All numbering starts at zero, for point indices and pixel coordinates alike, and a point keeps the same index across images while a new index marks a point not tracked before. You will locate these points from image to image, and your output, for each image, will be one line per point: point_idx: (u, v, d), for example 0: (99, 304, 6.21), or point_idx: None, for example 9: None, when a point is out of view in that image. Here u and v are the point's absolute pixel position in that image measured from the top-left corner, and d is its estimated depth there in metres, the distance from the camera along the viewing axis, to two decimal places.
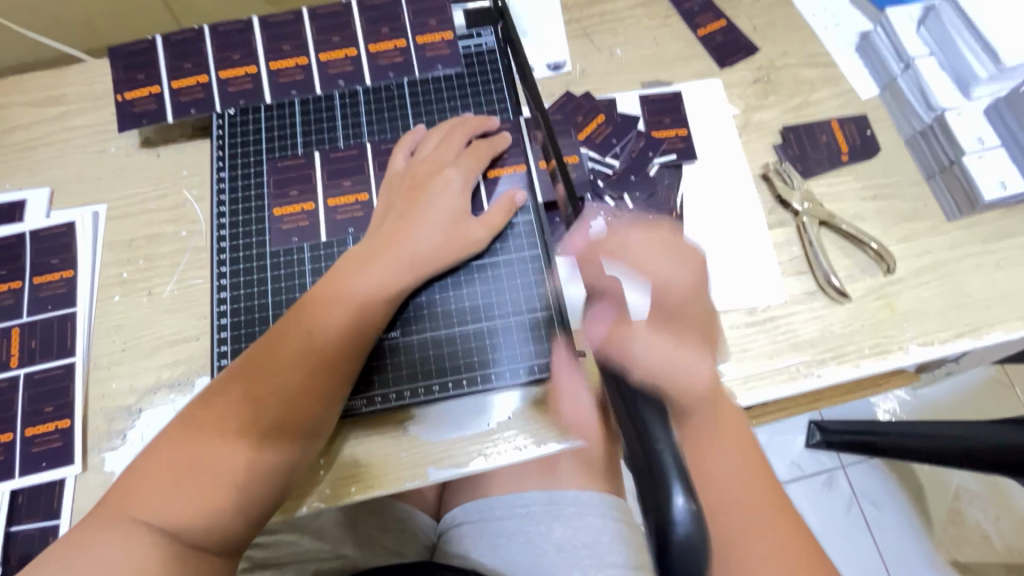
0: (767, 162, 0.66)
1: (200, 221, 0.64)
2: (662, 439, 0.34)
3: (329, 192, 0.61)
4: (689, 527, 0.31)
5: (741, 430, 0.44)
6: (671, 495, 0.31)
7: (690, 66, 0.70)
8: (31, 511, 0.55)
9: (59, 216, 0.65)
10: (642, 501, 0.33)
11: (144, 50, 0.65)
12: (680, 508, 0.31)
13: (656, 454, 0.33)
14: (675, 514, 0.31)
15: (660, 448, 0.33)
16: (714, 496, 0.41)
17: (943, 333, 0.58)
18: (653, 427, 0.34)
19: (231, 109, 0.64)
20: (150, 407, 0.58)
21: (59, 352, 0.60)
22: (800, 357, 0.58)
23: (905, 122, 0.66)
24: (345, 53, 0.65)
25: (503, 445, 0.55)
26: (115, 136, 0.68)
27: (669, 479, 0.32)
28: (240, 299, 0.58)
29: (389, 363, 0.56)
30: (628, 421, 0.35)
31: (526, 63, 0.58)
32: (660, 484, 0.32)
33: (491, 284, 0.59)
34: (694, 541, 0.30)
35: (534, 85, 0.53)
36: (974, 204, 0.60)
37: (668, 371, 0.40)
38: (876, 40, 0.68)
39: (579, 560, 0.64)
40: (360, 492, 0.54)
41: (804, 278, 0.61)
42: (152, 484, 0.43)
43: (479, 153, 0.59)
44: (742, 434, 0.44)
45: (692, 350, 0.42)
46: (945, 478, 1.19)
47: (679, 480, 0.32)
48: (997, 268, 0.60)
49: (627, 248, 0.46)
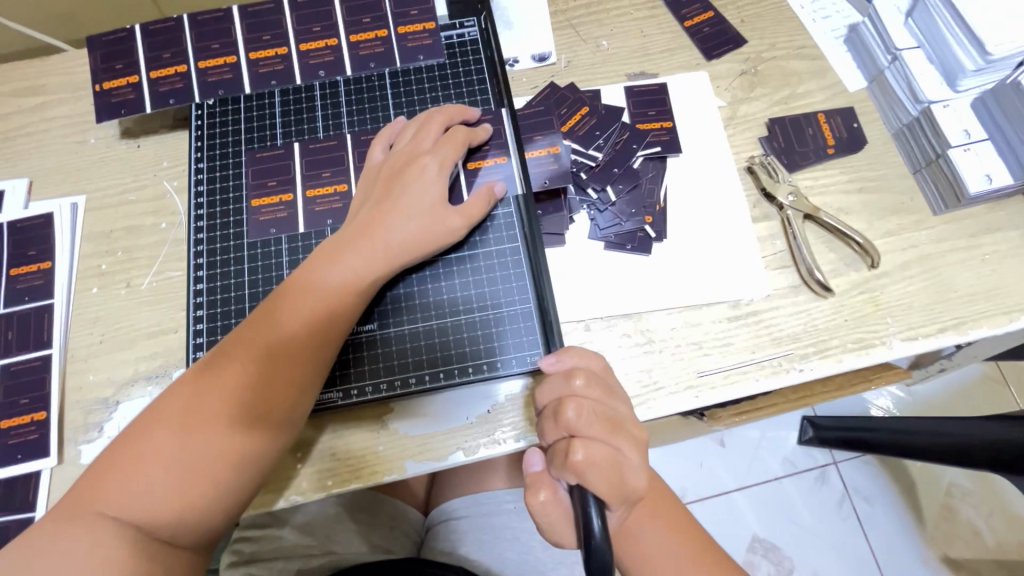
0: (752, 155, 0.65)
1: (179, 212, 0.63)
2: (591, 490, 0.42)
3: (309, 183, 0.61)
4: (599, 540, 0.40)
5: (664, 497, 0.54)
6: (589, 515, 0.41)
7: (676, 57, 0.70)
8: (5, 504, 0.54)
9: (36, 207, 0.64)
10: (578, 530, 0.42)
11: (122, 39, 0.64)
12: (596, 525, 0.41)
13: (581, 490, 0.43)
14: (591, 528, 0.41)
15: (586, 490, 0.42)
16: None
17: (928, 328, 0.58)
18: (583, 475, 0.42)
19: (210, 99, 0.64)
20: (127, 399, 0.57)
21: (36, 344, 0.59)
22: (783, 351, 0.57)
23: (893, 115, 0.65)
24: (326, 43, 0.64)
25: (482, 439, 0.55)
26: (95, 126, 0.67)
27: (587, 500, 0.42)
28: (217, 291, 0.58)
29: (366, 356, 0.56)
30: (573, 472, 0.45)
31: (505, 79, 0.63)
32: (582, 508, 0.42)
33: (470, 277, 0.58)
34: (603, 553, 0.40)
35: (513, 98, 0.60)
36: (959, 198, 0.60)
37: (609, 475, 0.43)
38: (864, 31, 0.67)
39: (565, 556, 0.66)
40: (338, 486, 0.54)
41: (788, 272, 0.60)
42: (120, 478, 0.44)
43: (457, 141, 0.58)
44: (665, 499, 0.54)
45: (630, 473, 0.45)
46: (937, 475, 1.19)
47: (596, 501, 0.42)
48: (984, 262, 0.60)
49: (577, 404, 0.45)
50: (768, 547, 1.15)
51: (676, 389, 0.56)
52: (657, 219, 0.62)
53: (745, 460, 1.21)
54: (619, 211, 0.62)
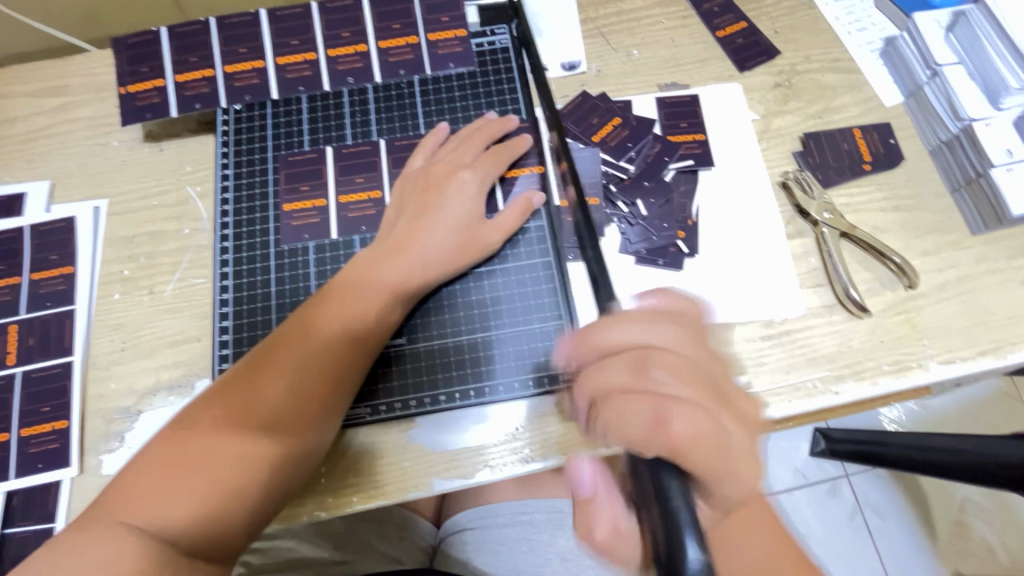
0: (786, 170, 0.64)
1: (203, 218, 0.62)
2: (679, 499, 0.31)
3: (339, 189, 0.60)
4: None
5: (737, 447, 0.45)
6: (684, 549, 0.29)
7: (708, 69, 0.68)
8: (26, 513, 0.54)
9: (59, 211, 0.63)
10: (656, 554, 0.31)
11: (149, 42, 0.63)
12: (695, 560, 0.29)
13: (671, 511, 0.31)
14: (686, 566, 0.29)
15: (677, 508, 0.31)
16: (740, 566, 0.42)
17: (965, 351, 0.56)
18: (660, 457, 0.33)
19: (237, 104, 0.63)
20: (148, 409, 0.57)
21: (57, 351, 0.58)
22: (817, 372, 0.56)
23: (931, 132, 0.63)
24: (355, 49, 0.63)
25: (510, 456, 0.53)
26: (118, 129, 0.66)
27: (682, 534, 0.30)
28: (244, 301, 0.57)
29: (395, 371, 0.55)
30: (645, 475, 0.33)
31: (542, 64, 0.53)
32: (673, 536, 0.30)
33: (500, 291, 0.57)
34: None
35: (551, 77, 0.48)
36: (1000, 219, 0.58)
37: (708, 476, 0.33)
38: (902, 46, 0.66)
39: (582, 570, 0.64)
40: (361, 502, 0.53)
41: (822, 291, 0.59)
42: (144, 488, 0.42)
43: (498, 158, 0.58)
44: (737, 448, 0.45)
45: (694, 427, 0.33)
46: (951, 489, 1.18)
47: (693, 531, 0.30)
48: (1023, 284, 0.58)
49: (660, 360, 0.36)
50: None
51: None
52: (690, 234, 0.61)
53: None
54: (650, 225, 0.61)
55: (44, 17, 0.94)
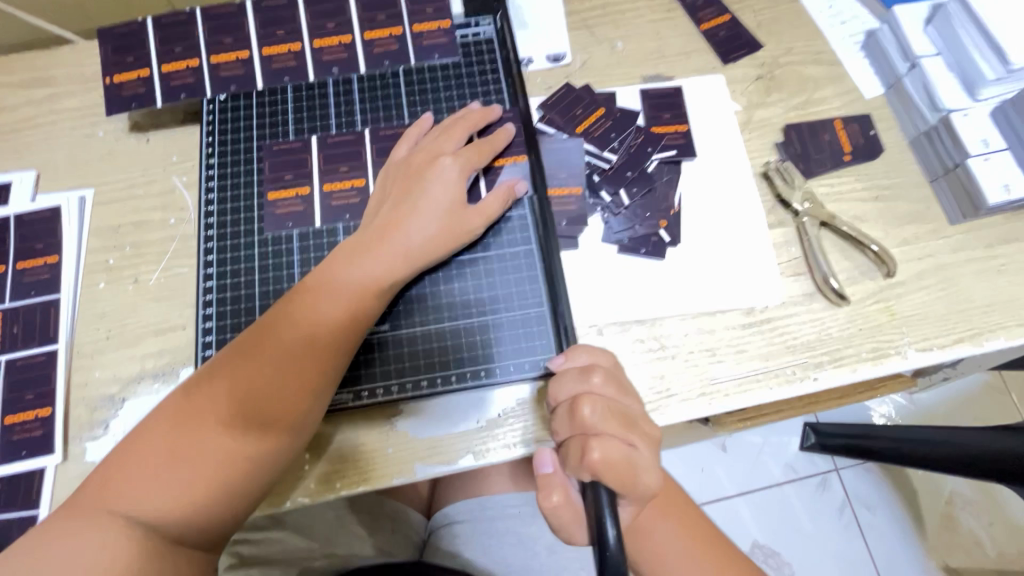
0: (767, 160, 0.65)
1: (188, 208, 0.63)
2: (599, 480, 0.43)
3: (322, 178, 0.60)
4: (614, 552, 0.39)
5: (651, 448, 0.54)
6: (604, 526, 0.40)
7: (692, 61, 0.69)
8: (9, 500, 0.54)
9: (44, 200, 0.63)
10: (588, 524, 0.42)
11: (134, 32, 0.64)
12: (610, 536, 0.40)
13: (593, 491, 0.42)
14: (606, 541, 0.39)
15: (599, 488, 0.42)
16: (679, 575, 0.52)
17: (942, 339, 0.57)
18: None
19: (222, 94, 0.63)
20: (133, 397, 0.57)
21: (42, 339, 0.58)
22: (796, 359, 0.57)
23: (910, 123, 0.64)
24: (340, 40, 0.63)
25: (493, 443, 0.54)
26: (104, 119, 0.67)
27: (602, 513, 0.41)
28: (227, 289, 0.57)
29: (377, 357, 0.55)
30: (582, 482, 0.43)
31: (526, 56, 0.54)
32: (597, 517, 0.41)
33: (483, 279, 0.58)
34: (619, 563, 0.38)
35: None
36: (977, 208, 0.59)
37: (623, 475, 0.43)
38: (882, 38, 0.66)
39: (570, 562, 0.65)
40: (345, 488, 0.53)
41: (802, 280, 0.60)
42: (130, 476, 0.43)
43: (481, 147, 0.58)
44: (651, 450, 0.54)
45: (641, 472, 0.43)
46: (939, 483, 1.18)
47: (609, 511, 0.41)
48: (999, 272, 0.59)
49: (592, 402, 0.44)
50: (767, 552, 1.14)
51: (688, 396, 0.56)
52: (672, 223, 0.62)
53: (746, 467, 1.20)
54: (632, 215, 0.62)
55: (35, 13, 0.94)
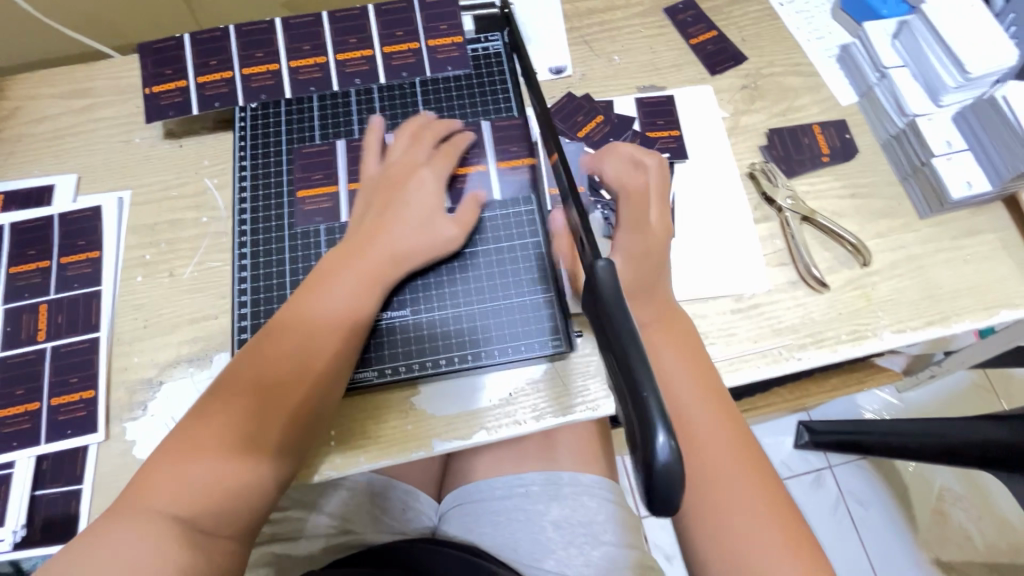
0: (753, 162, 0.71)
1: (220, 207, 0.68)
2: (647, 378, 0.31)
3: (348, 178, 0.66)
4: (669, 464, 0.29)
5: (719, 395, 0.54)
6: (654, 435, 0.29)
7: (682, 72, 0.75)
8: (54, 476, 0.58)
9: (86, 201, 0.68)
10: (628, 438, 0.31)
11: (171, 47, 0.69)
12: (662, 445, 0.29)
13: (641, 398, 0.30)
14: (655, 449, 0.29)
15: (646, 394, 0.30)
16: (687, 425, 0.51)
17: (915, 322, 0.62)
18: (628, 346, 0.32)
19: (253, 103, 0.69)
20: (170, 380, 0.61)
21: (85, 327, 0.63)
22: (782, 341, 0.62)
23: (881, 127, 0.71)
24: (361, 54, 0.70)
25: (504, 419, 0.59)
26: (141, 127, 0.72)
27: (652, 421, 0.29)
28: (260, 278, 0.62)
29: (399, 339, 0.60)
30: (615, 358, 0.33)
31: (531, 68, 0.59)
32: (642, 420, 0.30)
33: (495, 269, 0.63)
34: (674, 475, 0.29)
35: (536, 74, 0.56)
36: (942, 202, 0.65)
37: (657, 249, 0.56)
38: (854, 51, 0.73)
39: (575, 537, 0.68)
40: (369, 461, 0.57)
41: (786, 269, 0.65)
42: (161, 477, 0.47)
43: (449, 152, 0.64)
44: (719, 397, 0.53)
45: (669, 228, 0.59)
46: (929, 477, 1.23)
47: (662, 416, 0.30)
48: (965, 262, 0.65)
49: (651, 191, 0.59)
50: None
51: None
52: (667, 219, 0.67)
53: None
54: None
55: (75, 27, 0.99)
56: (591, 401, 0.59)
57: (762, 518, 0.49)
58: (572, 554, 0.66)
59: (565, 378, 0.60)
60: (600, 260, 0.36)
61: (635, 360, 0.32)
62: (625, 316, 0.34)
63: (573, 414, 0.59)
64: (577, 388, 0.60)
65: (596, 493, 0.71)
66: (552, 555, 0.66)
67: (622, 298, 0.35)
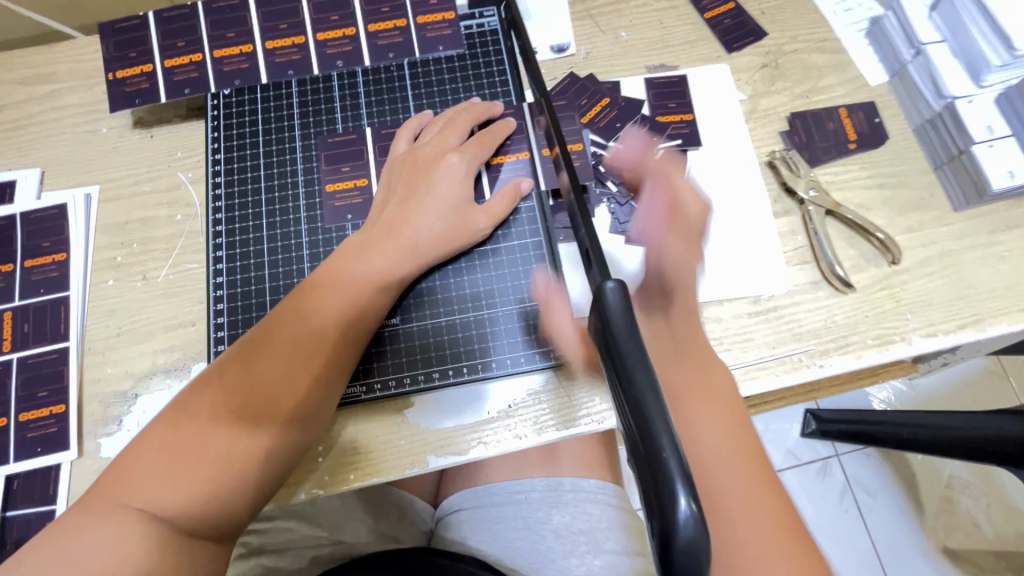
0: (773, 149, 0.65)
1: (194, 204, 0.63)
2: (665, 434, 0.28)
3: (380, 168, 0.60)
4: (691, 533, 0.26)
5: (736, 419, 0.46)
6: (674, 499, 0.26)
7: (696, 49, 0.69)
8: (27, 496, 0.54)
9: (49, 198, 0.63)
10: (641, 496, 0.28)
11: (135, 27, 0.63)
12: (684, 513, 0.26)
13: (658, 458, 0.27)
14: (677, 520, 0.26)
15: (665, 454, 0.27)
16: (697, 445, 0.43)
17: (947, 325, 0.58)
18: (637, 379, 0.29)
19: (226, 88, 0.63)
20: (146, 392, 0.57)
21: (53, 336, 0.59)
22: (803, 347, 0.57)
23: (914, 110, 0.65)
24: (344, 33, 0.63)
25: (502, 433, 0.55)
26: (107, 115, 0.66)
27: (672, 483, 0.26)
28: (237, 284, 0.58)
29: (388, 351, 0.56)
30: (625, 403, 0.30)
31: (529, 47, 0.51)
32: (659, 484, 0.27)
33: (491, 272, 0.58)
34: (697, 544, 0.26)
35: (532, 50, 0.48)
36: (981, 194, 0.60)
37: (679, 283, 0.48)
38: (886, 25, 0.66)
39: (578, 547, 0.63)
40: (359, 479, 0.54)
41: (808, 268, 0.60)
42: (145, 469, 0.43)
43: (483, 141, 0.58)
44: (736, 422, 0.45)
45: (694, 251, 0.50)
46: (938, 467, 1.18)
47: (683, 479, 0.27)
48: (1003, 258, 0.60)
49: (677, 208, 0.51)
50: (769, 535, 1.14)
51: None
52: None
53: None
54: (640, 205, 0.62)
55: (40, 10, 0.96)
56: (597, 414, 0.55)
57: (774, 562, 0.41)
58: (575, 564, 0.62)
59: (569, 390, 0.56)
60: (610, 281, 0.32)
61: (648, 401, 0.28)
62: (638, 348, 0.30)
63: (579, 426, 0.54)
64: (581, 399, 0.55)
65: (600, 500, 0.68)
66: (553, 566, 0.62)
67: (635, 328, 0.31)
